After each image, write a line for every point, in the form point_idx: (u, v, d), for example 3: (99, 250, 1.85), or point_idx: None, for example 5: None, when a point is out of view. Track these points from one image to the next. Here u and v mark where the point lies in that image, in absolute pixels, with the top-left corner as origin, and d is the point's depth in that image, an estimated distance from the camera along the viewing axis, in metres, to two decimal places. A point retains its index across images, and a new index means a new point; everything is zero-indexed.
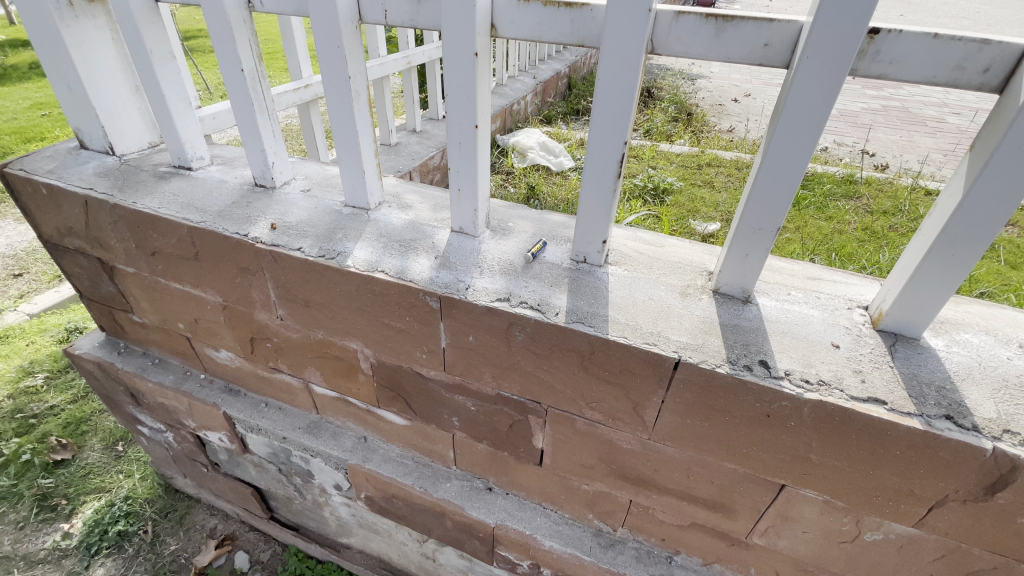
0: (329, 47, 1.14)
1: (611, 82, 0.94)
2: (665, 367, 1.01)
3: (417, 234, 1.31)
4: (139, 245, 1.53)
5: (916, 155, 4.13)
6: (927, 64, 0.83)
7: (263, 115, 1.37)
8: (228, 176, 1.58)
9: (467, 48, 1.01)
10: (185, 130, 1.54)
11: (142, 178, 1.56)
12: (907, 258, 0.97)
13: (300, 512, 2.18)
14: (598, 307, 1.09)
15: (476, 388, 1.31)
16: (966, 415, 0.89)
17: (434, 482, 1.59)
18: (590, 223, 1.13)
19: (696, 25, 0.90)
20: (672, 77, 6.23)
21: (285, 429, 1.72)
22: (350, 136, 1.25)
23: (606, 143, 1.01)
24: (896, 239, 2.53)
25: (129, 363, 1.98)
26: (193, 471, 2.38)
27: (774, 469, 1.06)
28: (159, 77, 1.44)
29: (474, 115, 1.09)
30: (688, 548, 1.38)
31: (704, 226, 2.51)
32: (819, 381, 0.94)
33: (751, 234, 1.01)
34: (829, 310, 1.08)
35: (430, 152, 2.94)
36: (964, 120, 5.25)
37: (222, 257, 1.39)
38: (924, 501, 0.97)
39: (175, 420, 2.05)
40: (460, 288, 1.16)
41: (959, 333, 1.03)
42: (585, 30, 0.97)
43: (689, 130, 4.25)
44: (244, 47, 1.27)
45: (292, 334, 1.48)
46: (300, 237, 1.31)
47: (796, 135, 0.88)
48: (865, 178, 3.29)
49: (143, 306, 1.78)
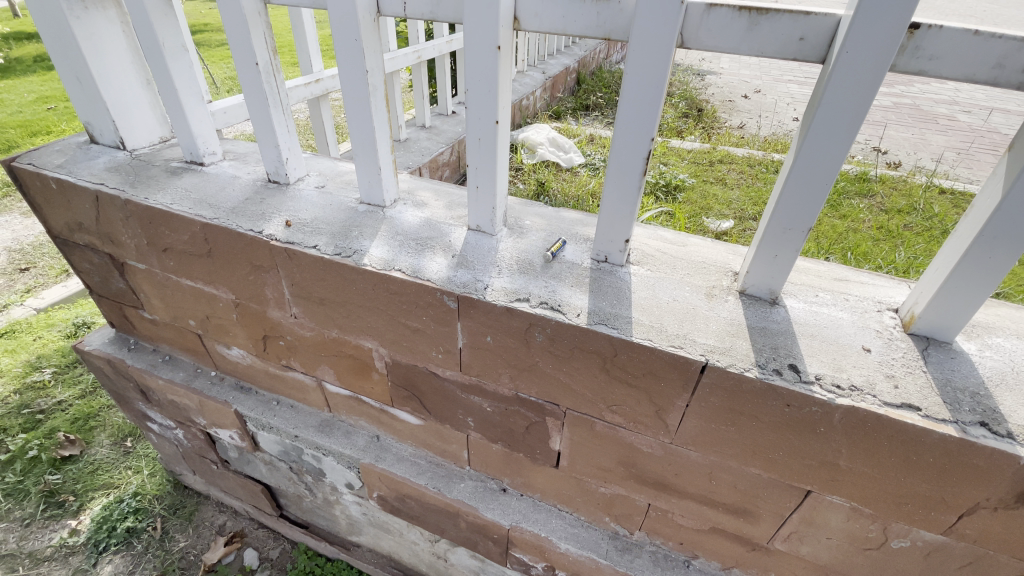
0: (347, 41, 1.12)
1: (639, 76, 0.92)
2: (691, 370, 0.99)
3: (434, 232, 1.29)
4: (150, 241, 1.52)
5: (929, 153, 4.08)
6: (968, 62, 0.80)
7: (278, 110, 1.35)
8: (240, 172, 1.56)
9: (489, 42, 0.99)
10: (197, 125, 1.52)
11: (153, 173, 1.54)
12: (941, 261, 0.94)
13: (310, 510, 2.17)
14: (621, 308, 1.07)
15: (493, 389, 1.29)
16: (1001, 421, 0.86)
17: (448, 482, 1.57)
18: (613, 222, 1.10)
19: (728, 17, 0.87)
20: (680, 72, 6.17)
21: (297, 428, 1.71)
22: (366, 132, 1.23)
23: (632, 138, 0.98)
24: (911, 239, 2.49)
25: (139, 360, 1.97)
26: (202, 467, 2.38)
27: (800, 475, 1.04)
28: (171, 71, 1.42)
29: (495, 110, 1.06)
30: (706, 552, 1.36)
31: (718, 224, 2.47)
32: (850, 387, 0.92)
33: (781, 233, 0.98)
34: (858, 313, 1.06)
35: (439, 147, 2.91)
36: (976, 118, 5.19)
37: (235, 254, 1.37)
38: (954, 508, 0.95)
39: (185, 417, 2.04)
40: (478, 288, 1.13)
41: (992, 337, 1.00)
42: (611, 22, 0.94)
43: (700, 126, 4.21)
44: (259, 41, 1.25)
45: (305, 332, 1.47)
46: (315, 234, 1.29)
47: (831, 132, 0.85)
48: (879, 176, 3.24)
49: (153, 303, 1.76)
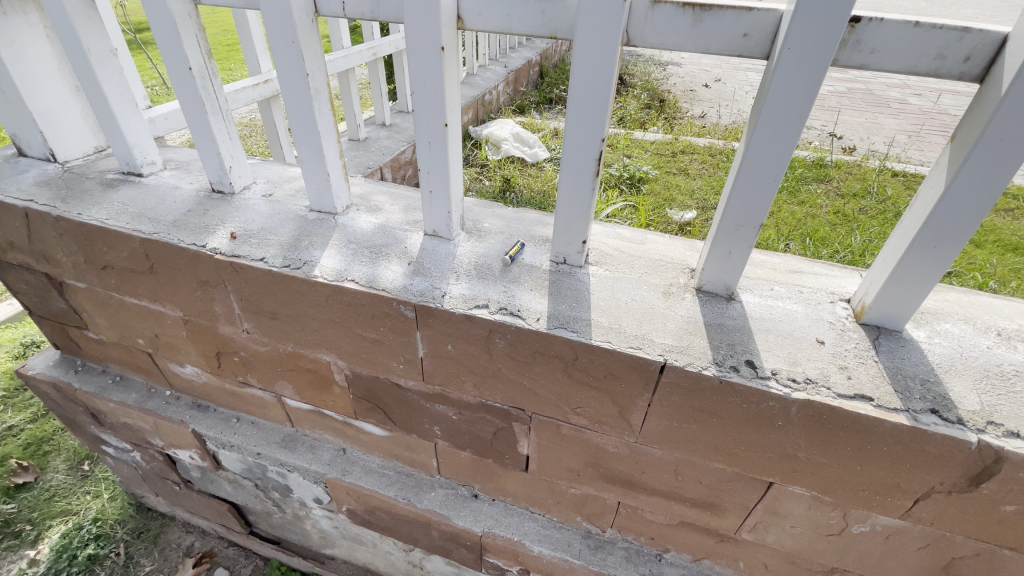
0: (284, 43, 1.06)
1: (586, 76, 0.89)
2: (651, 371, 0.99)
3: (388, 239, 1.25)
4: (88, 259, 1.43)
5: (881, 136, 4.20)
6: (909, 54, 0.80)
7: (217, 117, 1.28)
8: (183, 182, 1.48)
9: (432, 42, 0.95)
10: (132, 133, 1.44)
11: (88, 186, 1.45)
12: (890, 251, 0.95)
13: (280, 525, 2.11)
14: (580, 311, 1.05)
15: (458, 397, 1.26)
16: (951, 408, 0.88)
17: (418, 492, 1.55)
18: (569, 224, 1.09)
19: (673, 14, 0.86)
20: (642, 63, 6.22)
21: (259, 445, 1.66)
22: (311, 137, 1.18)
23: (584, 139, 0.96)
24: (866, 222, 2.55)
25: (87, 383, 1.87)
26: (165, 489, 2.28)
27: (762, 468, 1.05)
28: (100, 78, 1.33)
29: (443, 112, 1.03)
30: (678, 546, 1.37)
31: (681, 215, 2.48)
32: (805, 380, 0.93)
33: (734, 229, 0.98)
34: (812, 305, 1.07)
35: (400, 146, 2.84)
36: (925, 101, 5.37)
37: (179, 270, 1.31)
38: (910, 493, 0.97)
39: (142, 439, 1.95)
40: (435, 296, 1.10)
41: (940, 323, 1.03)
42: (556, 21, 0.91)
43: (662, 117, 4.24)
44: (191, 45, 1.18)
45: (260, 347, 1.41)
46: (262, 246, 1.23)
47: (777, 128, 0.85)
48: (835, 161, 3.32)
49: (99, 323, 1.67)
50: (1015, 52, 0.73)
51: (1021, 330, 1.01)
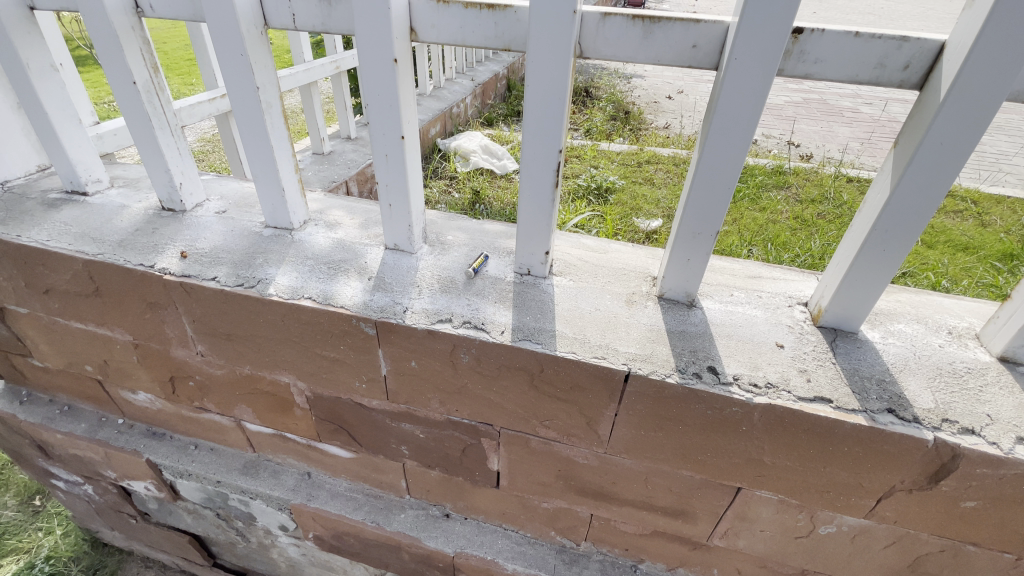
0: (232, 56, 1.03)
1: (541, 85, 0.89)
2: (616, 380, 0.98)
3: (347, 254, 1.21)
4: (29, 283, 1.35)
5: (836, 144, 4.38)
6: (851, 63, 0.83)
7: (165, 132, 1.23)
8: (131, 200, 1.42)
9: (385, 55, 0.93)
10: (75, 150, 1.36)
11: (28, 207, 1.38)
12: (842, 254, 0.97)
13: (245, 555, 2.02)
14: (545, 322, 1.04)
15: (424, 414, 1.23)
16: (907, 406, 0.90)
17: (387, 514, 1.50)
18: (531, 235, 1.08)
19: (624, 26, 0.87)
20: (608, 75, 6.34)
21: (218, 472, 1.59)
22: (264, 152, 1.15)
23: (541, 150, 0.95)
24: (825, 226, 2.63)
25: (31, 415, 1.75)
26: (120, 522, 2.16)
27: (730, 473, 1.05)
28: (40, 94, 1.26)
29: (400, 124, 1.01)
30: (652, 556, 1.36)
31: (647, 223, 2.51)
32: (766, 384, 0.94)
33: (691, 238, 0.99)
34: (771, 309, 1.08)
35: (366, 160, 2.80)
36: (875, 109, 5.63)
37: (127, 291, 1.25)
38: (873, 493, 0.98)
39: (93, 471, 1.85)
40: (397, 312, 1.07)
41: (893, 324, 1.05)
42: (510, 33, 0.92)
43: (628, 128, 4.33)
44: (136, 59, 1.13)
45: (216, 370, 1.36)
46: (214, 265, 1.18)
47: (728, 135, 0.86)
48: (793, 168, 3.43)
49: (43, 350, 1.58)
50: (951, 61, 0.76)
51: (969, 328, 1.05)
